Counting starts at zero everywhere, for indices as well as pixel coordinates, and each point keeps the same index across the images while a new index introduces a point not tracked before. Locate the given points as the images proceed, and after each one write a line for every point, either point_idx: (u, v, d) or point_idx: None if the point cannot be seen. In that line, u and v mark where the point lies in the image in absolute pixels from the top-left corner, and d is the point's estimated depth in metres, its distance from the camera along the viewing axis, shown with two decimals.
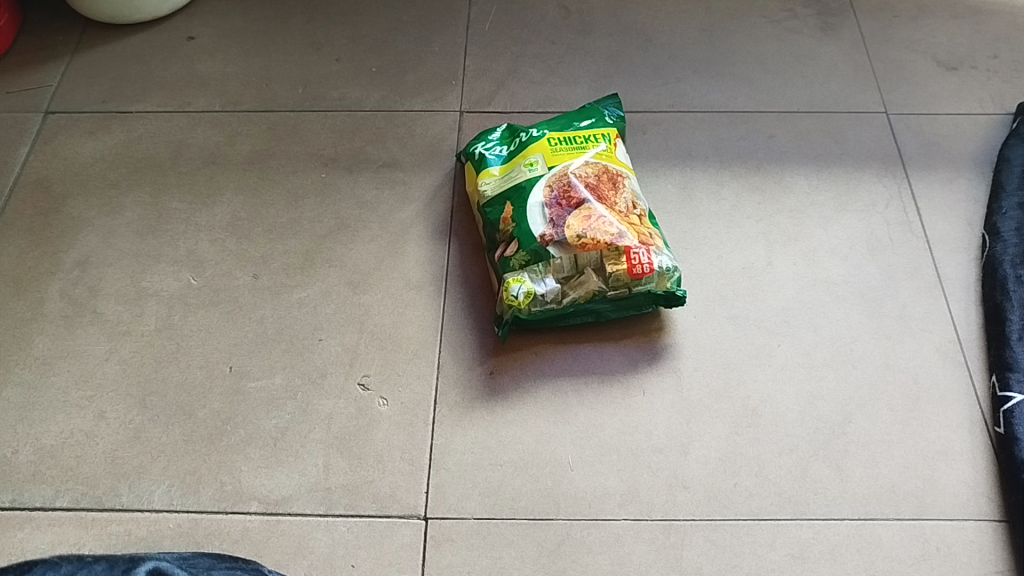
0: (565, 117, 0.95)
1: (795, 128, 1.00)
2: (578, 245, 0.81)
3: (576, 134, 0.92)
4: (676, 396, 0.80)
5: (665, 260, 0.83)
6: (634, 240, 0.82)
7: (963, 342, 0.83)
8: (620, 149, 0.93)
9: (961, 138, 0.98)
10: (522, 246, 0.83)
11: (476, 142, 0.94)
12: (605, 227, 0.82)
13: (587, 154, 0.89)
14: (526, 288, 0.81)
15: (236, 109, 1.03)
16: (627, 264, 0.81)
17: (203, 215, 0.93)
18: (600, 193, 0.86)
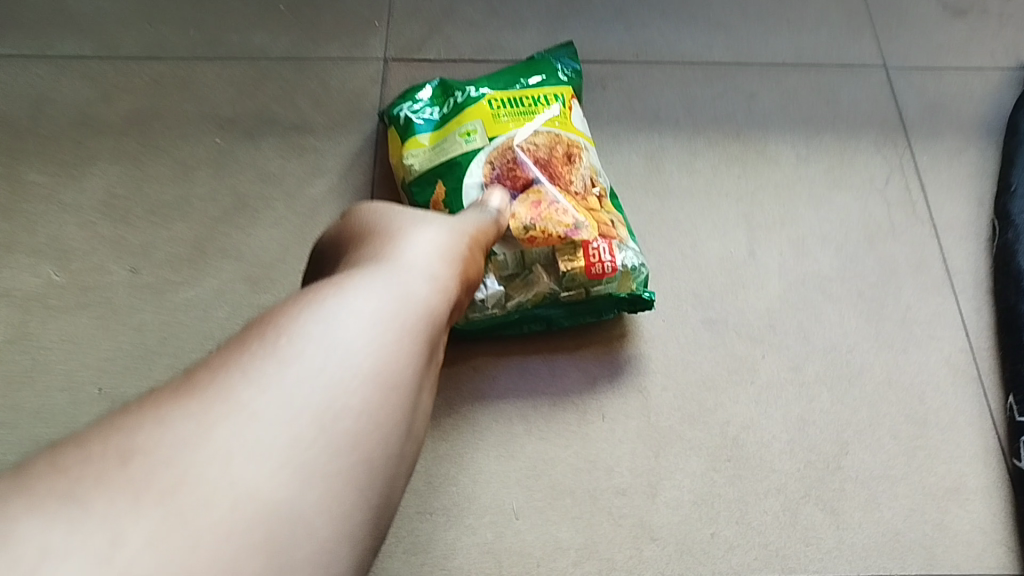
0: (508, 73, 0.79)
1: (780, 85, 0.85)
2: (526, 239, 0.66)
3: (523, 95, 0.75)
4: (642, 422, 0.67)
5: (629, 255, 0.68)
6: (593, 232, 0.68)
7: (975, 351, 0.70)
8: (574, 112, 0.77)
9: (970, 98, 0.84)
10: None
11: (401, 102, 0.77)
12: (558, 215, 0.67)
13: (536, 121, 0.73)
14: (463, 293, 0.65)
15: (111, 55, 0.85)
16: (584, 262, 0.66)
17: (69, 192, 0.76)
18: (552, 171, 0.71)
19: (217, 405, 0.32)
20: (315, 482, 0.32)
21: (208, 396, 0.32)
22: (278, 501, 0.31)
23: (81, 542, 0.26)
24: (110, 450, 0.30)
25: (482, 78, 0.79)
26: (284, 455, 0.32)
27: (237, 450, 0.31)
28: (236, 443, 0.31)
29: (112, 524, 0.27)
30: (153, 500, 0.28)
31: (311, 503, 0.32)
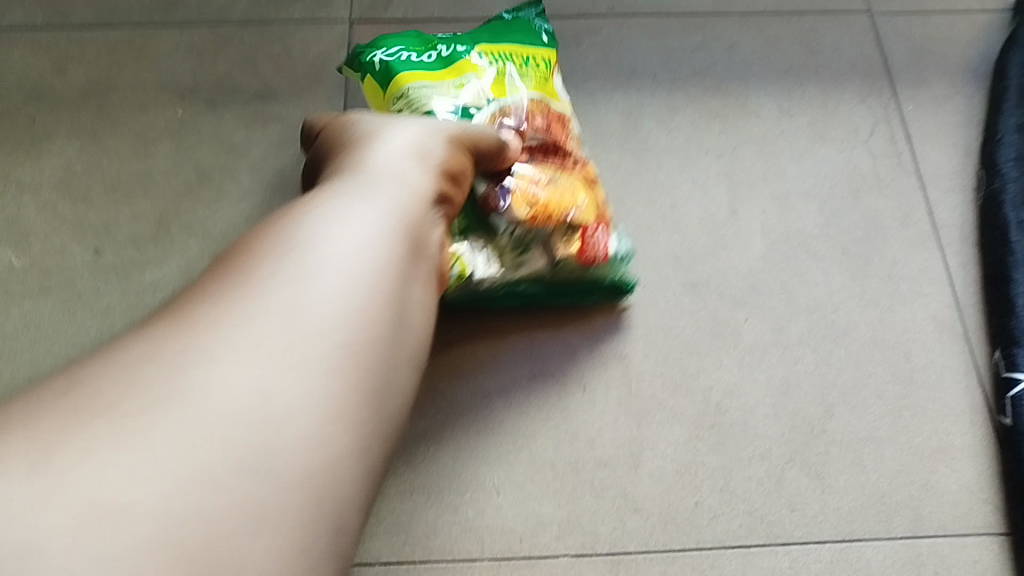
0: (487, 29, 0.74)
1: (760, 35, 0.82)
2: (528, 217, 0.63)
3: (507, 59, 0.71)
4: (624, 391, 0.65)
5: (620, 245, 0.67)
6: (590, 217, 0.66)
7: (962, 306, 0.69)
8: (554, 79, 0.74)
9: (956, 42, 0.82)
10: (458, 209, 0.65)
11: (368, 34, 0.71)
12: (560, 196, 0.65)
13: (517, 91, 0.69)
14: (460, 266, 0.62)
15: (62, 23, 0.81)
16: (581, 250, 0.64)
17: (26, 171, 0.74)
18: (549, 146, 0.68)
19: (208, 332, 0.37)
20: (316, 393, 0.37)
21: (198, 322, 0.37)
22: (285, 413, 0.35)
23: (102, 456, 0.31)
24: (109, 379, 0.34)
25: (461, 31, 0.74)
26: (290, 369, 0.36)
27: (244, 367, 0.36)
28: (241, 362, 0.36)
29: (115, 448, 0.32)
30: (160, 416, 0.33)
31: (314, 411, 0.36)
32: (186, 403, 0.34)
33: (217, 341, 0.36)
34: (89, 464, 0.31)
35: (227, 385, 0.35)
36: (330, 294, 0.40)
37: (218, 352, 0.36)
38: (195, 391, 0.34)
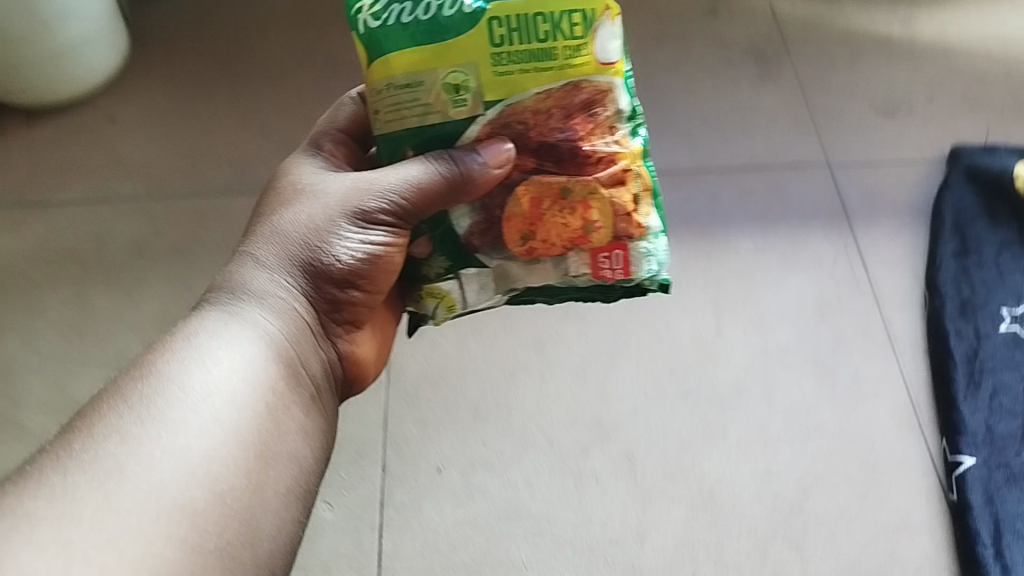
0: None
1: (737, 186, 0.98)
2: (523, 252, 0.52)
3: (557, 23, 0.48)
4: (630, 481, 0.78)
5: (651, 263, 0.53)
6: (603, 240, 0.52)
7: (916, 405, 0.81)
8: (607, 37, 0.49)
9: (903, 187, 0.97)
10: (440, 247, 0.53)
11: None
12: (562, 219, 0.51)
13: (545, 83, 0.49)
14: (445, 306, 0.55)
15: (160, 193, 0.99)
16: (596, 276, 0.53)
17: (131, 313, 0.90)
18: (559, 151, 0.51)
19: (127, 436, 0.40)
20: (286, 395, 0.47)
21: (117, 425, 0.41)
22: (261, 404, 0.45)
23: (102, 442, 0.40)
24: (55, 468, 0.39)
25: None
26: (264, 369, 0.46)
27: (224, 357, 0.45)
28: (224, 353, 0.46)
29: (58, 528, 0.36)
30: (152, 405, 0.42)
31: (287, 404, 0.47)
32: (176, 383, 0.43)
33: (201, 338, 0.46)
34: (90, 442, 0.40)
35: (212, 372, 0.44)
36: (301, 309, 0.50)
37: (204, 345, 0.46)
38: (182, 373, 0.44)
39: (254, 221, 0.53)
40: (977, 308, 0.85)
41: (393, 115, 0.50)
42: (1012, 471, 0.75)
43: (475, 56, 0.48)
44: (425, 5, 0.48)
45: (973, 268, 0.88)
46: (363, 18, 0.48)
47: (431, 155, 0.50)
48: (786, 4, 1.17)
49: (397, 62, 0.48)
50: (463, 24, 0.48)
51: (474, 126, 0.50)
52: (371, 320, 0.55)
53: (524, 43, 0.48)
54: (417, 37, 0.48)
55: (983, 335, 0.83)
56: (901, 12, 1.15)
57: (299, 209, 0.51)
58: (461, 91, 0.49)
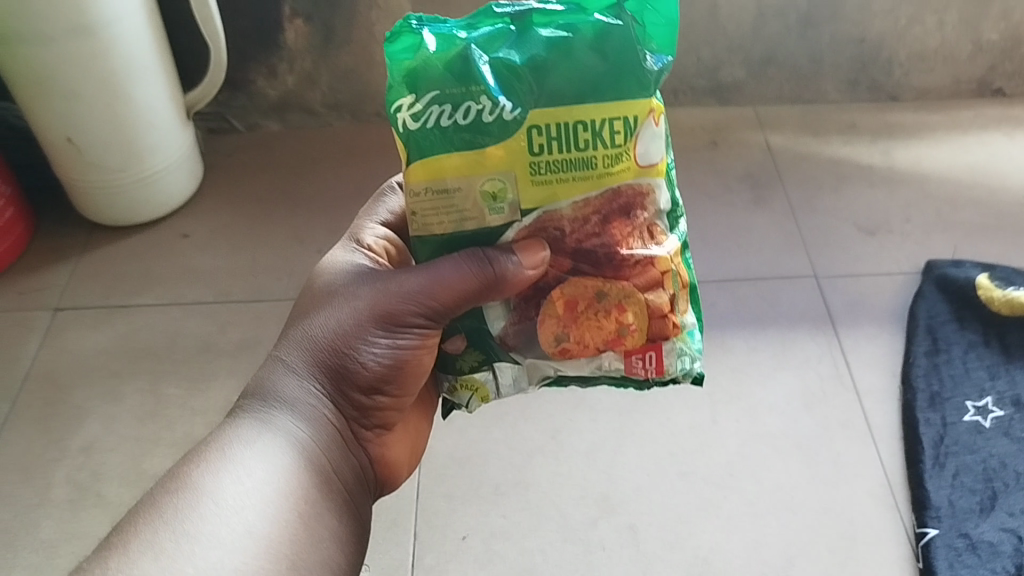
0: (569, 52, 0.51)
1: (734, 294, 1.10)
2: (557, 351, 0.58)
3: (597, 131, 0.52)
4: (633, 549, 0.87)
5: (682, 360, 0.60)
6: (637, 342, 0.58)
7: (892, 485, 0.91)
8: (650, 138, 0.54)
9: (883, 295, 1.09)
10: (474, 343, 0.59)
11: (397, 42, 0.51)
12: (598, 323, 0.57)
13: (582, 191, 0.54)
14: (478, 396, 0.61)
15: (225, 298, 1.13)
16: (628, 373, 0.60)
17: (198, 399, 1.02)
18: (596, 255, 0.56)
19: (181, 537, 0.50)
20: (306, 495, 0.55)
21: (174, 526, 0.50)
22: (282, 506, 0.53)
23: (141, 549, 0.49)
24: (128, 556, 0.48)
25: (534, 62, 0.51)
26: (288, 473, 0.55)
27: (252, 468, 0.54)
28: (253, 462, 0.54)
29: None
30: (185, 516, 0.51)
31: (310, 501, 0.55)
32: (211, 493, 0.52)
33: (235, 449, 0.55)
34: (128, 553, 0.48)
35: (240, 483, 0.53)
36: (325, 412, 0.59)
37: (237, 457, 0.55)
38: (216, 484, 0.53)
39: (290, 321, 0.62)
40: (944, 400, 0.96)
41: (434, 217, 0.54)
42: (972, 540, 0.84)
43: (513, 167, 0.53)
44: (467, 111, 0.51)
45: (942, 365, 1.00)
46: (406, 121, 0.52)
47: (465, 253, 0.55)
48: (779, 138, 1.32)
49: (438, 169, 0.52)
50: (503, 134, 0.52)
51: (511, 230, 0.55)
52: (394, 412, 0.63)
53: (563, 151, 0.53)
54: (457, 147, 0.52)
55: (949, 423, 0.94)
56: (881, 146, 1.30)
57: (326, 316, 0.59)
58: (498, 200, 0.54)
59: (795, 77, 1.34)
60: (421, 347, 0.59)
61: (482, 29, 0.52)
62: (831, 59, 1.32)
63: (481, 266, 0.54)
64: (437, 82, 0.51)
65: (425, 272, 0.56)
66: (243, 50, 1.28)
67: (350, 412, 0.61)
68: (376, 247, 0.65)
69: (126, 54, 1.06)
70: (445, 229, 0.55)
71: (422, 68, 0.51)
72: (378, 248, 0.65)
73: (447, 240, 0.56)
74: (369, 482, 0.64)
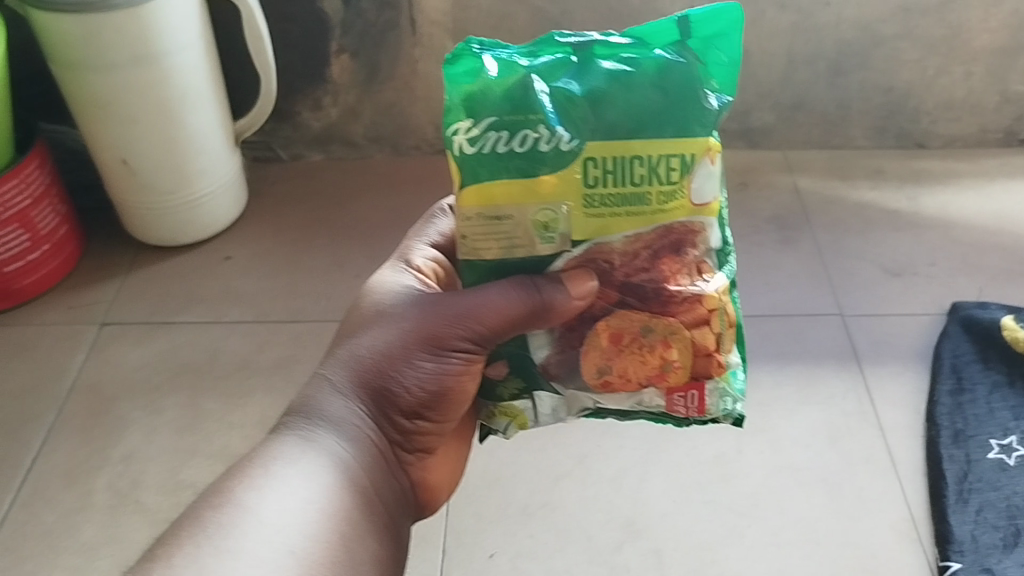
0: (629, 87, 0.53)
1: (760, 330, 1.12)
2: (599, 383, 0.61)
3: (653, 167, 0.55)
4: (658, 573, 0.88)
5: (725, 401, 0.63)
6: (680, 379, 0.61)
7: (916, 519, 0.92)
8: (705, 176, 0.56)
9: (907, 335, 1.10)
10: (516, 370, 0.62)
11: (457, 65, 0.53)
12: (641, 357, 0.60)
13: (632, 226, 0.57)
14: (517, 423, 0.63)
15: (264, 319, 1.17)
16: (669, 409, 0.63)
17: (236, 414, 1.05)
18: (644, 290, 0.59)
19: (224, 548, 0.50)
20: (346, 515, 0.56)
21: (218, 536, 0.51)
22: (325, 521, 0.54)
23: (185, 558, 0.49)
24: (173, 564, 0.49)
25: (593, 95, 0.53)
26: (329, 493, 0.56)
27: (295, 485, 0.55)
28: (296, 479, 0.55)
29: None
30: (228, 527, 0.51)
31: (351, 521, 0.56)
32: (253, 508, 0.53)
33: (278, 465, 0.56)
34: (170, 566, 0.49)
35: (282, 500, 0.54)
36: (366, 433, 0.60)
37: (280, 473, 0.55)
38: (259, 499, 0.53)
39: (336, 342, 0.63)
40: (968, 437, 0.97)
41: (484, 242, 0.57)
42: (995, 575, 0.85)
43: (566, 197, 0.55)
44: (524, 139, 0.53)
45: (966, 404, 1.01)
46: (463, 144, 0.53)
47: (512, 279, 0.57)
48: (807, 181, 1.35)
49: (492, 195, 0.55)
50: (558, 164, 0.54)
51: (560, 259, 0.58)
52: (432, 437, 0.65)
53: (617, 185, 0.55)
54: (512, 174, 0.54)
55: (973, 460, 0.95)
56: (907, 191, 1.32)
57: (372, 337, 0.61)
58: (550, 229, 0.56)
59: (824, 123, 1.38)
60: (464, 373, 0.61)
61: (545, 58, 0.54)
62: (859, 107, 1.35)
63: (528, 293, 0.56)
64: (497, 108, 0.53)
65: (472, 297, 0.58)
66: (291, 83, 1.33)
67: (390, 434, 0.62)
68: (425, 270, 0.66)
69: (184, 82, 1.11)
70: (495, 254, 0.57)
71: (482, 93, 0.53)
72: (427, 270, 0.66)
73: (496, 266, 0.58)
74: (405, 506, 0.65)
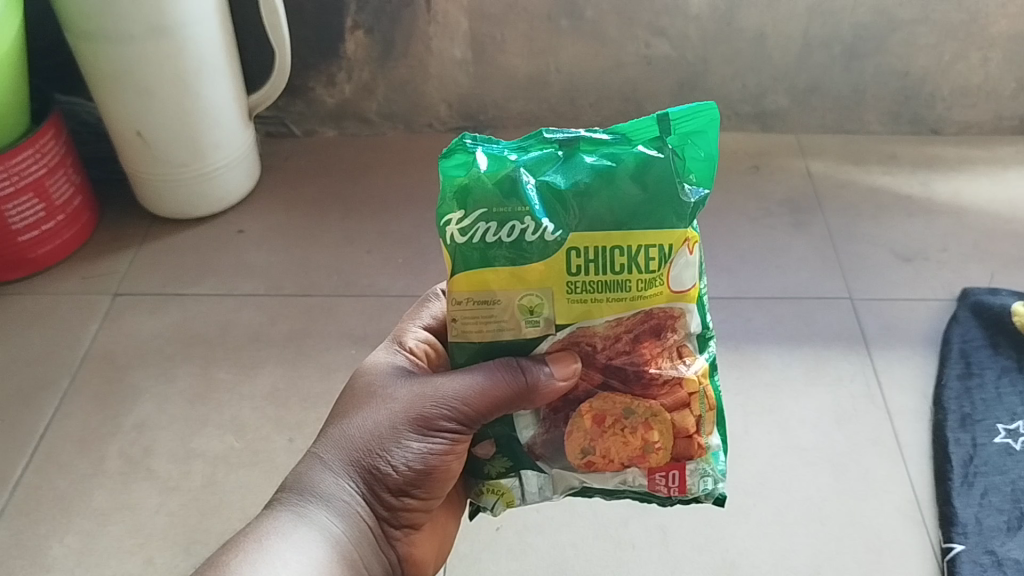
0: (611, 180, 0.53)
1: (770, 312, 1.12)
2: (583, 463, 0.60)
3: (633, 257, 0.54)
4: (662, 549, 0.89)
5: (706, 481, 0.61)
6: (661, 460, 0.60)
7: (921, 501, 0.92)
8: (683, 265, 0.55)
9: (917, 320, 1.10)
10: (503, 451, 0.61)
11: (452, 159, 0.54)
12: (623, 438, 0.59)
13: (613, 312, 0.56)
14: (505, 500, 0.63)
15: (276, 292, 1.17)
16: (651, 488, 0.61)
17: (247, 385, 1.06)
18: (625, 373, 0.58)
19: None
20: None
21: None
22: None
23: None
24: None
25: (579, 189, 0.53)
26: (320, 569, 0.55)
27: (288, 561, 0.54)
28: (289, 554, 0.55)
29: None
30: None
31: None
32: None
33: (272, 540, 0.55)
34: None
35: (274, 574, 0.53)
36: (359, 510, 0.59)
37: (274, 548, 0.55)
38: (252, 574, 0.53)
39: (329, 419, 0.62)
40: (975, 422, 0.98)
41: (473, 325, 0.56)
42: (999, 557, 0.85)
43: (550, 284, 0.55)
44: (512, 229, 0.53)
45: (975, 389, 1.01)
46: (453, 235, 0.53)
47: (499, 361, 0.57)
48: (819, 166, 1.35)
49: (482, 281, 0.54)
50: (543, 254, 0.53)
51: (545, 341, 0.57)
52: (422, 513, 0.63)
53: (599, 273, 0.54)
54: (500, 262, 0.54)
55: (979, 445, 0.95)
56: (920, 177, 1.32)
57: (364, 415, 0.60)
58: (535, 314, 0.56)
59: (838, 108, 1.37)
60: (451, 453, 0.60)
61: (533, 152, 0.54)
62: (874, 91, 1.35)
63: (514, 375, 0.56)
64: (485, 200, 0.53)
65: (462, 378, 0.58)
66: (305, 60, 1.34)
67: (381, 512, 0.61)
68: (417, 350, 0.67)
69: (198, 57, 1.12)
70: (483, 337, 0.57)
71: (472, 184, 0.53)
72: (419, 351, 0.67)
73: (484, 348, 0.58)
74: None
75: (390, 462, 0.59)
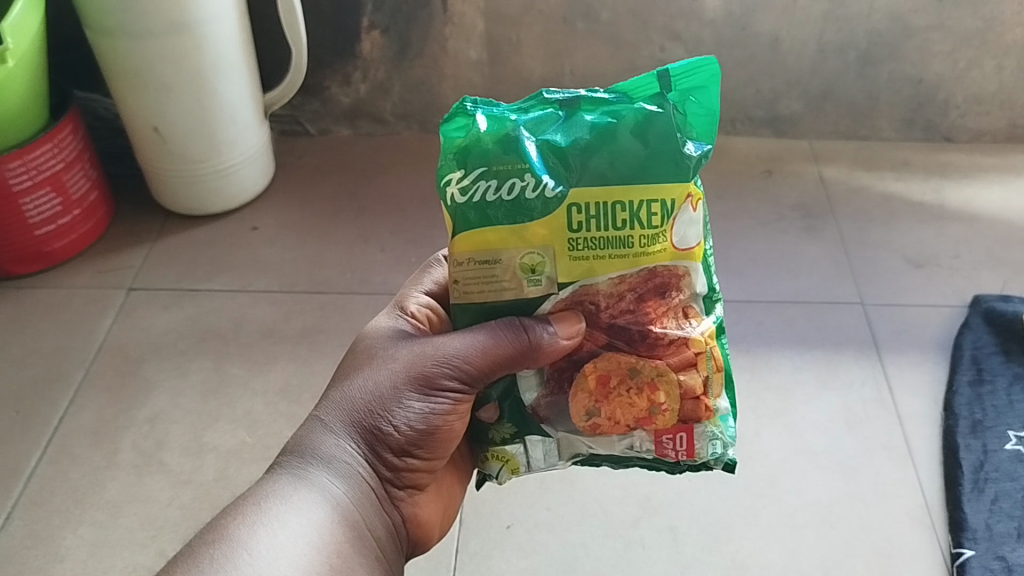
0: (613, 137, 0.53)
1: (782, 315, 1.13)
2: (588, 426, 0.60)
3: (635, 212, 0.54)
4: (673, 549, 0.89)
5: (714, 445, 0.61)
6: (668, 422, 0.60)
7: (931, 506, 0.92)
8: (687, 222, 0.56)
9: (929, 326, 1.11)
10: (508, 415, 0.61)
11: (452, 122, 0.54)
12: (629, 400, 0.59)
13: (616, 270, 0.56)
14: (509, 467, 0.63)
15: (290, 289, 1.18)
16: (659, 454, 0.61)
17: (260, 380, 1.07)
18: (630, 332, 0.59)
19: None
20: (338, 549, 0.55)
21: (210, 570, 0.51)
22: (315, 558, 0.54)
23: None
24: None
25: (579, 146, 0.53)
26: (321, 529, 0.56)
27: (288, 520, 0.55)
28: (289, 516, 0.55)
29: None
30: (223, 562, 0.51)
31: (343, 556, 0.56)
32: (248, 543, 0.53)
33: (271, 503, 0.56)
34: None
35: (274, 534, 0.54)
36: (361, 471, 0.60)
37: (273, 510, 0.55)
38: (252, 535, 0.53)
39: (332, 382, 0.63)
40: (987, 428, 0.98)
41: (475, 287, 0.57)
42: (1008, 563, 0.85)
43: (553, 243, 0.55)
44: (512, 187, 0.53)
45: (986, 395, 1.01)
46: (455, 195, 0.54)
47: (501, 321, 0.57)
48: (832, 171, 1.35)
49: (483, 241, 0.55)
50: (545, 211, 0.54)
51: (548, 301, 0.57)
52: (425, 474, 0.64)
53: (600, 229, 0.55)
54: (500, 221, 0.54)
55: (990, 451, 0.96)
56: (933, 184, 1.32)
57: (366, 377, 0.61)
58: (536, 273, 0.56)
59: (852, 113, 1.37)
60: (453, 413, 0.60)
61: (533, 112, 0.55)
62: (887, 98, 1.35)
63: (516, 334, 0.56)
64: (485, 158, 0.53)
65: (463, 338, 0.58)
66: (321, 58, 1.34)
67: (384, 473, 0.61)
68: (418, 315, 0.67)
69: (217, 51, 1.12)
70: (485, 298, 0.57)
71: (472, 145, 0.53)
72: (420, 316, 0.67)
73: (485, 309, 0.58)
74: (399, 545, 0.64)
75: (391, 422, 0.59)
